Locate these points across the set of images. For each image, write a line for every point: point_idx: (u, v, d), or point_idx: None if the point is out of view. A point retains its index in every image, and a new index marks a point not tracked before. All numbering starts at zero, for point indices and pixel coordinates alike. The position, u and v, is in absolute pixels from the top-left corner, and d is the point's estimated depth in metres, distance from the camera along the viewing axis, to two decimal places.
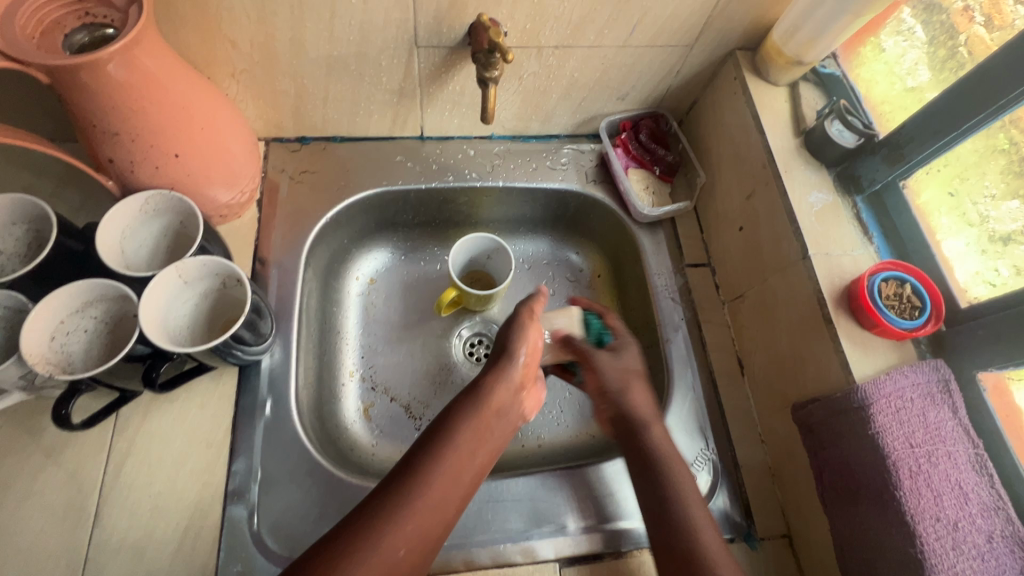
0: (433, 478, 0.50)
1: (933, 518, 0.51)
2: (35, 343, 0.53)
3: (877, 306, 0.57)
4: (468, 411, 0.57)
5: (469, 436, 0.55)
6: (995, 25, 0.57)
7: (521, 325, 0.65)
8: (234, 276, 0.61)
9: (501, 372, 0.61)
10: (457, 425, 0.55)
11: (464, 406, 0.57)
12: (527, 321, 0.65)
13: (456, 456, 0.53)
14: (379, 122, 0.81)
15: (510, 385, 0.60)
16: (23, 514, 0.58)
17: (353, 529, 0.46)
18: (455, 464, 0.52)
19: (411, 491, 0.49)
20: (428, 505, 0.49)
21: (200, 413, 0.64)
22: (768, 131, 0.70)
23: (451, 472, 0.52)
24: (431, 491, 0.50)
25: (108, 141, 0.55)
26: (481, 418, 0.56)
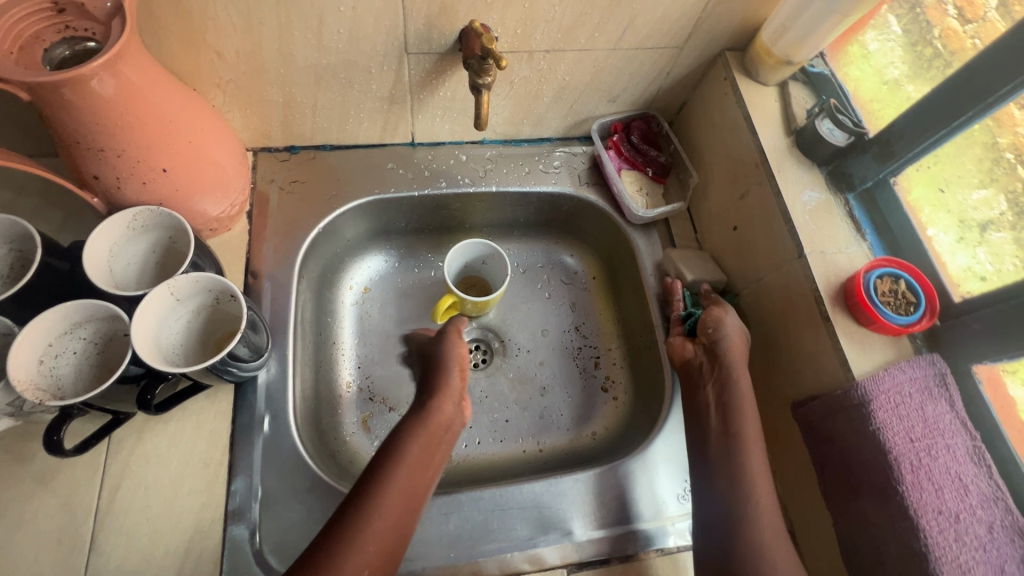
0: (387, 498, 0.53)
1: (935, 511, 0.52)
2: (22, 368, 0.51)
3: (873, 303, 0.58)
4: (415, 432, 0.60)
5: (418, 455, 0.58)
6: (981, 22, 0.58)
7: (449, 340, 0.70)
8: (228, 292, 0.60)
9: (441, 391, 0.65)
10: (406, 446, 0.58)
11: (409, 428, 0.61)
12: (453, 335, 0.70)
13: (409, 473, 0.56)
14: (370, 129, 0.80)
15: (452, 399, 0.65)
16: (15, 544, 0.56)
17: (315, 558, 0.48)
18: (407, 484, 0.55)
19: (367, 513, 0.51)
20: (387, 525, 0.52)
21: (196, 432, 0.63)
22: (760, 131, 0.71)
23: (406, 489, 0.55)
24: (386, 512, 0.52)
25: (93, 157, 0.54)
26: (428, 435, 0.60)
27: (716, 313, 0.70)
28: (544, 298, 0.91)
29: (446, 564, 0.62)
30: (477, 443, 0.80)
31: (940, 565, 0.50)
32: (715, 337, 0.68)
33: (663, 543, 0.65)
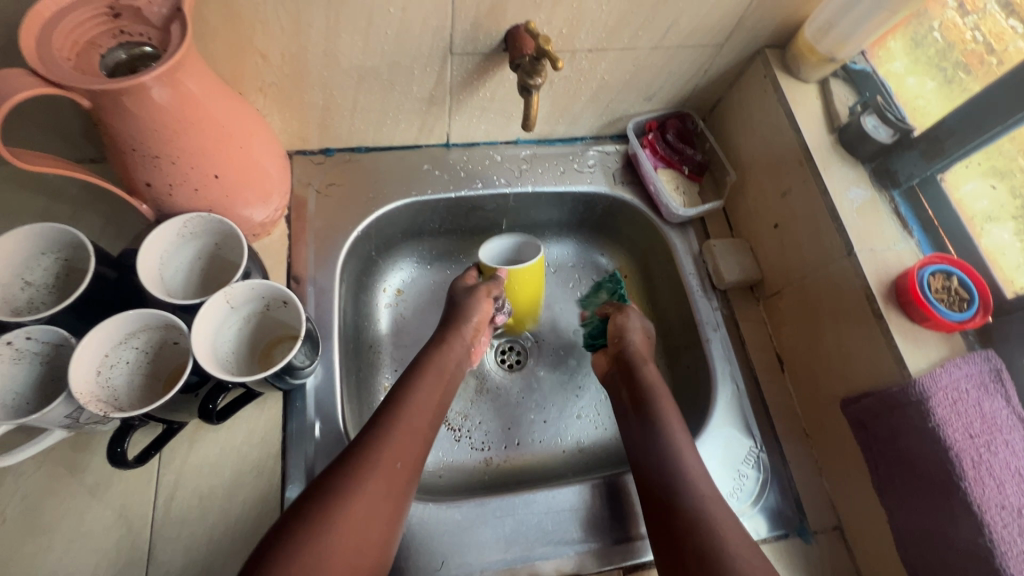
0: (411, 409, 0.61)
1: (999, 507, 0.52)
2: (83, 380, 0.50)
3: (929, 300, 0.58)
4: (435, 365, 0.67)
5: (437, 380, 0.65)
6: None
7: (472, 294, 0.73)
8: (281, 298, 0.59)
9: (456, 332, 0.70)
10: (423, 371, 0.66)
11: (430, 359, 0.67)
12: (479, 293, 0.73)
13: (428, 389, 0.64)
14: (406, 131, 0.79)
15: (465, 339, 0.71)
16: (73, 556, 0.55)
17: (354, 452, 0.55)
18: (426, 399, 0.63)
19: (395, 420, 0.59)
20: (413, 427, 0.59)
21: (248, 440, 0.62)
22: (803, 129, 0.71)
23: (424, 402, 0.62)
24: (412, 424, 0.59)
25: (146, 165, 0.53)
26: (443, 363, 0.67)
27: (618, 323, 0.76)
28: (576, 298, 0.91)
29: (503, 567, 0.62)
30: (519, 444, 0.80)
31: (1007, 557, 0.50)
32: (620, 344, 0.74)
33: None
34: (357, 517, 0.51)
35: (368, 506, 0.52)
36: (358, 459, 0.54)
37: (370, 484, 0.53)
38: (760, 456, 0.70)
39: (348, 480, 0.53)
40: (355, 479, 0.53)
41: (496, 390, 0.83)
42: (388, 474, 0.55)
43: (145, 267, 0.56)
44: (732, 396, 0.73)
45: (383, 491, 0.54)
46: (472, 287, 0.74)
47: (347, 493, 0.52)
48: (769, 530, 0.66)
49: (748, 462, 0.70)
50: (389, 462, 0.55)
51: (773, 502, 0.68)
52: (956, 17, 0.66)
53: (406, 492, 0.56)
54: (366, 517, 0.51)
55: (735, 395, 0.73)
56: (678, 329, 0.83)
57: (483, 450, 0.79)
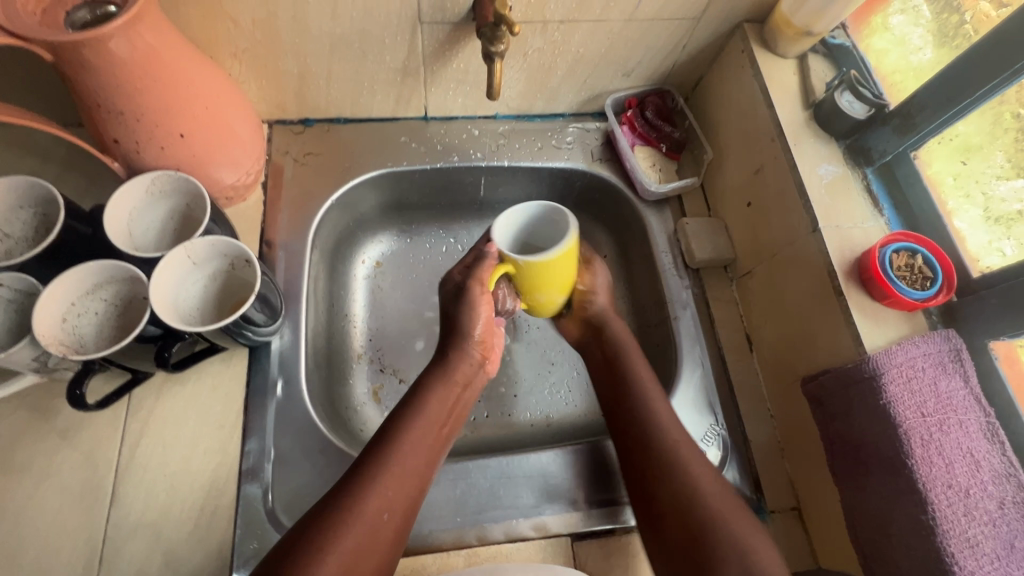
0: (401, 453, 0.56)
1: (944, 486, 0.51)
2: (45, 324, 0.53)
3: (889, 277, 0.57)
4: (436, 382, 0.63)
5: (438, 399, 0.62)
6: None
7: (473, 306, 0.61)
8: (243, 256, 0.61)
9: (459, 351, 0.65)
10: (417, 410, 0.60)
11: (432, 377, 0.63)
12: (481, 302, 0.61)
13: (425, 425, 0.59)
14: (383, 102, 0.80)
15: (470, 358, 0.65)
16: (41, 494, 0.58)
17: (334, 506, 0.51)
18: (420, 441, 0.58)
19: (380, 466, 0.54)
20: (402, 475, 0.55)
21: (212, 394, 0.65)
22: (777, 104, 0.70)
23: (418, 445, 0.58)
24: (416, 440, 0.58)
25: (113, 121, 0.55)
26: (446, 391, 0.63)
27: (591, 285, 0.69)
28: None
29: (452, 529, 0.63)
30: (486, 416, 0.81)
31: (947, 538, 0.49)
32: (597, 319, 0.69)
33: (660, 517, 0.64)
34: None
35: (348, 566, 0.48)
36: (338, 512, 0.51)
37: (349, 543, 0.49)
38: (721, 435, 0.70)
39: (326, 535, 0.49)
40: (330, 535, 0.49)
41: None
42: (372, 530, 0.51)
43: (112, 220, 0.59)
44: (697, 373, 0.73)
45: (364, 547, 0.50)
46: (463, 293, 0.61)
47: (321, 551, 0.48)
48: None
49: (707, 440, 0.69)
50: (374, 514, 0.52)
51: (731, 479, 0.68)
52: (990, 10, 0.57)
53: (391, 545, 0.52)
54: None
55: (699, 372, 0.73)
56: (650, 306, 0.83)
57: None
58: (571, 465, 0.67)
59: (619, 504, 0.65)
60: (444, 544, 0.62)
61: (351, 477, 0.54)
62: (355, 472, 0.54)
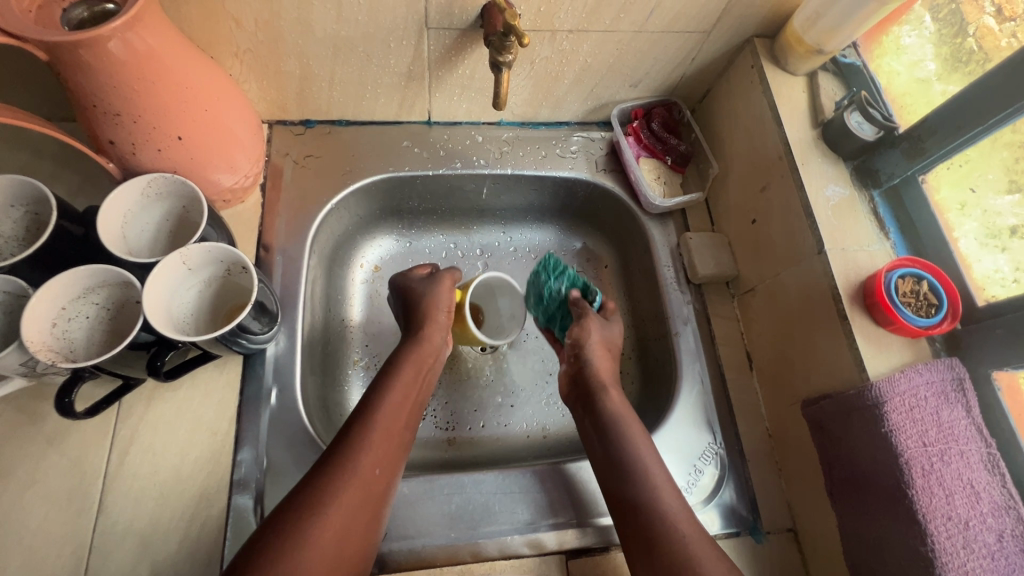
0: (383, 414, 0.58)
1: (944, 517, 0.51)
2: (36, 328, 0.51)
3: (894, 303, 0.57)
4: (409, 352, 0.65)
5: (412, 369, 0.64)
6: (1005, 16, 0.57)
7: (435, 282, 0.70)
8: (239, 263, 0.60)
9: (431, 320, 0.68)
10: (391, 379, 0.62)
11: (405, 348, 0.66)
12: (442, 277, 0.70)
13: (402, 393, 0.61)
14: (386, 106, 0.79)
15: (440, 325, 0.68)
16: (27, 501, 0.57)
17: (325, 473, 0.52)
18: (396, 412, 0.59)
19: (365, 429, 0.56)
20: (386, 434, 0.57)
21: (205, 400, 0.63)
22: (785, 122, 0.69)
23: (399, 409, 0.60)
24: (394, 410, 0.59)
25: (109, 122, 0.54)
26: (419, 358, 0.65)
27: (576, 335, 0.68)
28: None
29: (445, 544, 0.62)
30: (482, 426, 0.80)
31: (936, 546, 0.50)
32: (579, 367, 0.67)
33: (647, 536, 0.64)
34: (332, 534, 0.49)
35: (343, 523, 0.50)
36: (334, 472, 0.52)
37: (343, 500, 0.51)
38: (718, 453, 0.69)
39: (322, 496, 0.51)
40: (320, 503, 0.50)
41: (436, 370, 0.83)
42: (365, 486, 0.53)
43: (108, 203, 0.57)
44: (695, 390, 0.73)
45: (359, 502, 0.52)
46: (431, 274, 0.72)
47: (318, 512, 0.50)
48: (721, 527, 0.66)
49: (704, 458, 0.69)
50: (366, 470, 0.54)
51: (728, 499, 0.67)
52: (995, 24, 0.58)
53: (383, 500, 0.55)
54: (342, 533, 0.50)
55: (698, 389, 0.73)
56: (650, 320, 0.82)
57: (447, 429, 0.79)
58: (567, 481, 0.67)
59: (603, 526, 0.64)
60: (437, 559, 0.61)
61: (340, 438, 0.56)
62: (340, 439, 0.55)
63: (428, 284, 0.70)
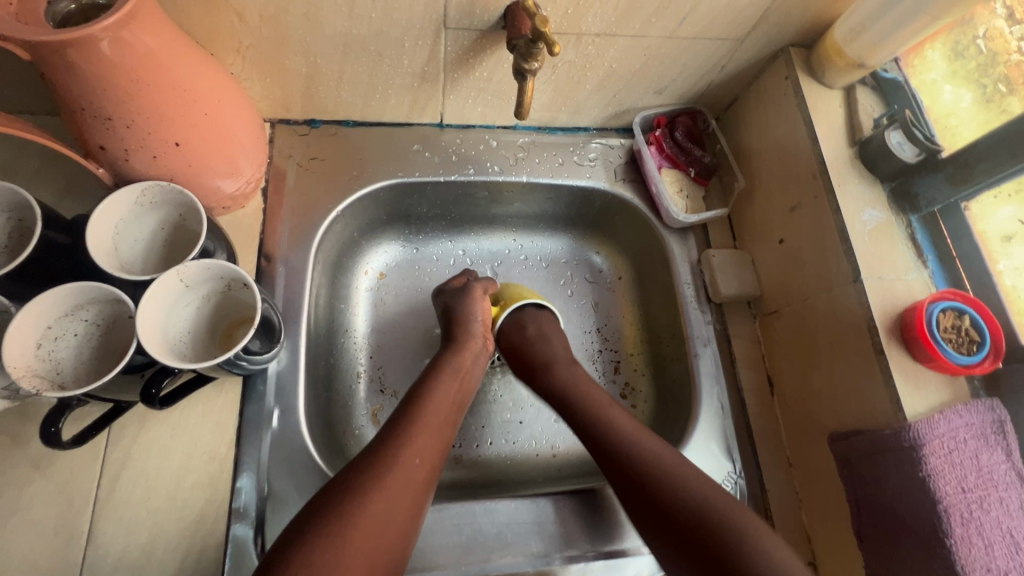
0: (427, 411, 0.57)
1: (984, 568, 0.49)
2: (18, 352, 0.47)
3: (935, 340, 0.54)
4: (449, 357, 0.65)
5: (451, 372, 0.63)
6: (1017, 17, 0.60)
7: (467, 294, 0.71)
8: (240, 280, 0.55)
9: (465, 328, 0.68)
10: (433, 379, 0.61)
11: (445, 354, 0.65)
12: (475, 292, 0.72)
13: (443, 394, 0.60)
14: (396, 107, 0.74)
15: (475, 334, 0.68)
16: (10, 530, 0.53)
17: (365, 465, 0.51)
18: (438, 408, 0.58)
19: (406, 426, 0.55)
20: (428, 430, 0.56)
21: (202, 423, 0.60)
22: (821, 139, 0.65)
23: (441, 406, 0.59)
24: (437, 409, 0.58)
25: (99, 127, 0.49)
26: (461, 362, 0.64)
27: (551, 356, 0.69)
28: (567, 298, 0.87)
29: None
30: (490, 444, 0.77)
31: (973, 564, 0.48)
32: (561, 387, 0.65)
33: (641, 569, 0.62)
34: (371, 521, 0.48)
35: (381, 510, 0.48)
36: (371, 466, 0.51)
37: (384, 487, 0.50)
38: (738, 482, 0.67)
39: (359, 484, 0.49)
40: (359, 490, 0.49)
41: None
42: (406, 475, 0.51)
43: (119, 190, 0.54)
44: (716, 416, 0.70)
45: (399, 490, 0.50)
46: (463, 288, 0.73)
47: (358, 497, 0.48)
48: None
49: (724, 487, 0.66)
50: (406, 460, 0.52)
51: None
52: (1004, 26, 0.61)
53: (426, 493, 0.53)
54: (382, 518, 0.48)
55: (718, 414, 0.70)
56: (668, 339, 0.79)
57: (453, 447, 0.76)
58: (577, 510, 0.64)
59: (615, 558, 0.62)
60: None
61: (387, 429, 0.55)
62: (384, 433, 0.54)
63: (462, 295, 0.71)
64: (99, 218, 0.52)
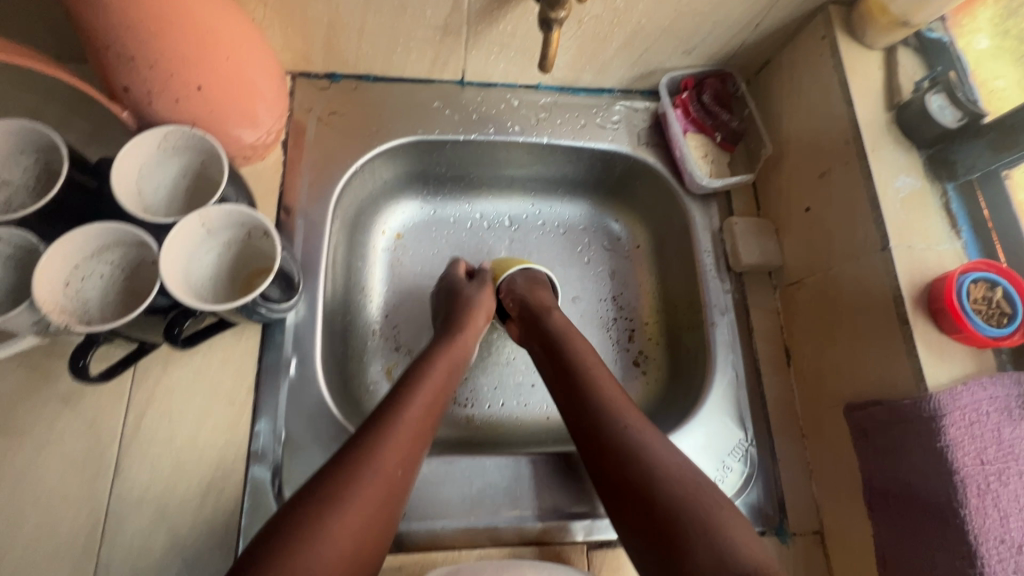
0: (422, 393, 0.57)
1: (997, 539, 0.48)
2: (48, 286, 0.48)
3: (965, 311, 0.52)
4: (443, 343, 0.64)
5: (445, 359, 0.62)
6: None
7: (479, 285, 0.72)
8: (260, 228, 0.56)
9: (466, 313, 0.68)
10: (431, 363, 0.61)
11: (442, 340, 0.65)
12: (485, 284, 0.73)
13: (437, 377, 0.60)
14: (417, 62, 0.73)
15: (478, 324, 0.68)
16: (42, 461, 0.56)
17: (356, 456, 0.49)
18: (431, 391, 0.58)
19: (402, 405, 0.54)
20: (422, 411, 0.55)
21: (222, 369, 0.61)
22: (856, 102, 0.63)
23: (433, 391, 0.58)
24: (429, 392, 0.58)
25: (123, 66, 0.49)
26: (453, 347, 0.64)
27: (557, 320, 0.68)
28: (583, 264, 0.86)
29: (466, 527, 0.60)
30: (502, 405, 0.78)
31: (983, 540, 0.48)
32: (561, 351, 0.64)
33: None
34: (371, 497, 0.47)
35: (379, 488, 0.48)
36: (369, 441, 0.50)
37: (382, 468, 0.49)
38: (749, 450, 0.67)
39: (359, 460, 0.48)
40: (354, 476, 0.47)
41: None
42: (402, 453, 0.51)
43: (144, 131, 0.55)
44: (729, 384, 0.69)
45: (391, 482, 0.49)
46: (478, 279, 0.74)
47: (344, 490, 0.46)
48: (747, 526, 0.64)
49: (735, 454, 0.66)
50: (403, 438, 0.52)
51: (754, 498, 0.65)
52: None
53: (411, 484, 0.51)
54: (379, 496, 0.48)
55: (732, 382, 0.69)
56: (685, 308, 0.78)
57: (465, 406, 0.77)
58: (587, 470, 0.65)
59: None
60: (455, 543, 0.60)
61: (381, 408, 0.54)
62: (379, 413, 0.53)
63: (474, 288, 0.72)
64: (128, 153, 0.53)
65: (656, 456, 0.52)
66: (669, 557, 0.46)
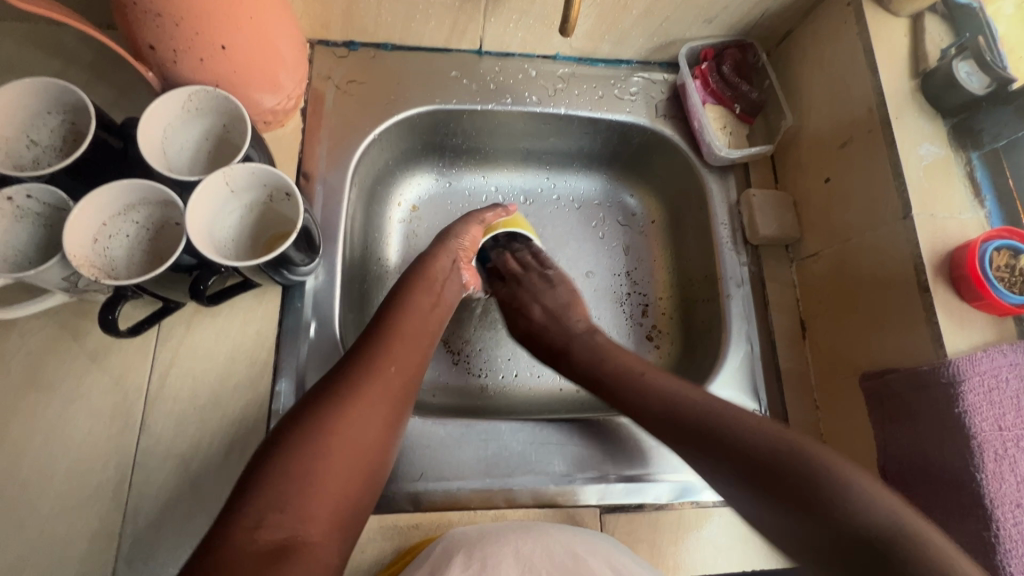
0: (402, 324, 0.56)
1: (1013, 503, 0.49)
2: (78, 242, 0.49)
3: (988, 278, 0.52)
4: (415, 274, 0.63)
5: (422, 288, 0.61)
6: None
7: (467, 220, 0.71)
8: (283, 189, 0.57)
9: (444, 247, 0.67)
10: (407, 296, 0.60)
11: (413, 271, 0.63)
12: (473, 219, 0.71)
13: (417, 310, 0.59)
14: (436, 30, 0.73)
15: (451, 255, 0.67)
16: (70, 415, 0.57)
17: (343, 377, 0.49)
18: (413, 325, 0.57)
19: (381, 336, 0.54)
20: (401, 340, 0.54)
21: (244, 331, 0.62)
22: (881, 70, 0.62)
23: (414, 324, 0.57)
24: (409, 323, 0.57)
25: (149, 24, 0.50)
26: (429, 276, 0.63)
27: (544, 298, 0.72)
28: (597, 239, 0.86)
29: (481, 489, 0.61)
30: (515, 376, 0.79)
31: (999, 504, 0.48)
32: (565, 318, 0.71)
33: (645, 497, 0.63)
34: (355, 424, 0.47)
35: (362, 415, 0.47)
36: (351, 371, 0.50)
37: (365, 396, 0.48)
38: None
39: (338, 388, 0.48)
40: (336, 404, 0.47)
41: (472, 313, 0.81)
42: (383, 381, 0.50)
43: (168, 91, 0.55)
44: (743, 355, 0.69)
45: (379, 412, 0.49)
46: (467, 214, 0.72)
47: (326, 417, 0.46)
48: None
49: None
50: (382, 367, 0.51)
51: None
52: None
53: (402, 413, 0.51)
54: (361, 422, 0.47)
55: (746, 353, 0.70)
56: (700, 282, 0.78)
57: (479, 375, 0.78)
58: (601, 437, 0.65)
59: (637, 482, 0.63)
60: (471, 503, 0.61)
61: (364, 341, 0.54)
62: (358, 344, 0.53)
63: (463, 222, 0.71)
64: (153, 111, 0.54)
65: (707, 403, 0.55)
66: (777, 486, 0.48)
